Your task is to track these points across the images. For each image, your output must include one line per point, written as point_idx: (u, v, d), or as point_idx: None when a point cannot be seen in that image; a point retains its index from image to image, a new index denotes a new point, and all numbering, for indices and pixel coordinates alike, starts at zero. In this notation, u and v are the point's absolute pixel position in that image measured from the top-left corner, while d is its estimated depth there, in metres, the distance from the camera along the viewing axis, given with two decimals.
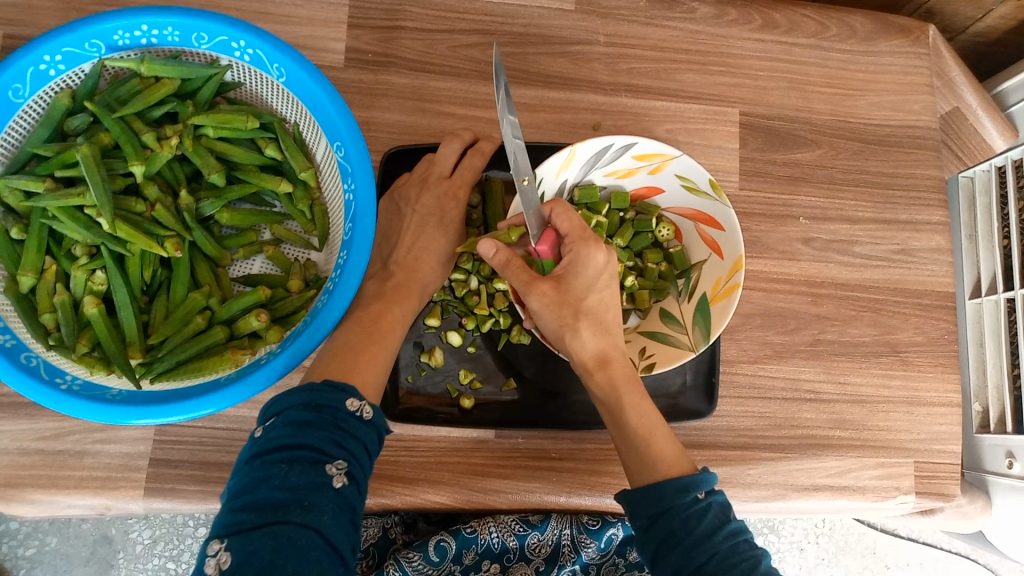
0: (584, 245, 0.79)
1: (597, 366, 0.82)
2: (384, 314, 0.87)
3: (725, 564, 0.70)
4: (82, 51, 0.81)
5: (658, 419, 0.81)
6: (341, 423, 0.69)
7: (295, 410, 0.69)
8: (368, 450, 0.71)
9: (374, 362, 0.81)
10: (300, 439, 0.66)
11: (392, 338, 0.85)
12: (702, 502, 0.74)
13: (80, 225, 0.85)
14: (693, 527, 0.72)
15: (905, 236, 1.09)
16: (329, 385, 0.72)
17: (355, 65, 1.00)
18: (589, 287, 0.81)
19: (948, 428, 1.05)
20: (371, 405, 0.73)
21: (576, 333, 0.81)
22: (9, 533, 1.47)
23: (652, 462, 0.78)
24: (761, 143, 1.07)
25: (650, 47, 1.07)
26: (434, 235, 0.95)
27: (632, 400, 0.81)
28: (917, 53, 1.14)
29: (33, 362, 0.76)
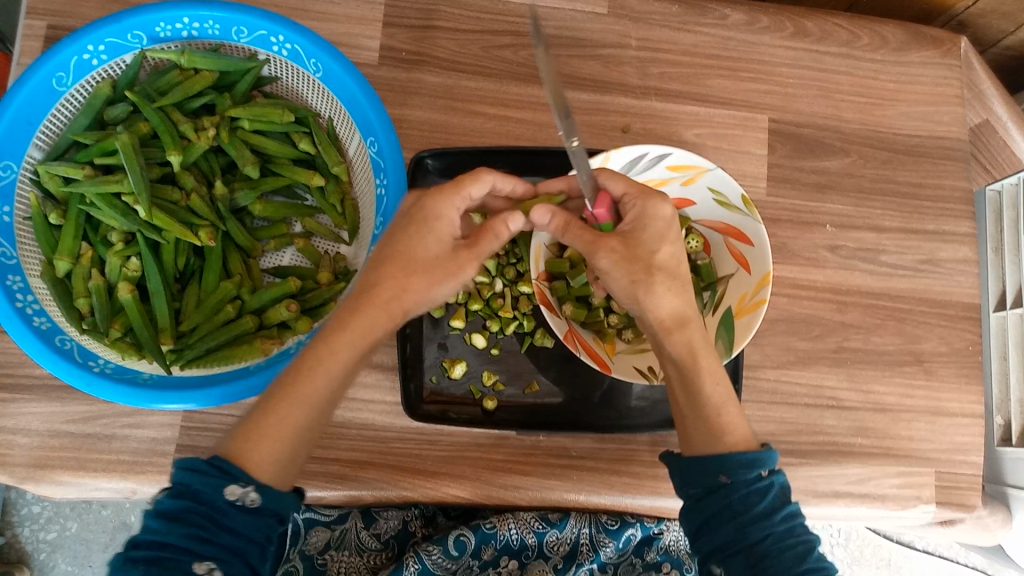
0: (648, 198, 0.77)
1: (677, 327, 0.76)
2: (310, 352, 0.71)
3: (779, 545, 0.70)
4: (124, 41, 0.83)
5: (729, 392, 0.78)
6: (215, 515, 0.65)
7: (169, 498, 0.65)
8: (252, 539, 0.66)
9: (282, 428, 0.70)
10: (162, 538, 0.63)
11: (317, 388, 0.71)
12: (766, 480, 0.73)
13: (117, 212, 0.87)
14: (752, 504, 0.71)
15: (932, 246, 1.09)
16: (213, 465, 0.66)
17: (389, 63, 1.02)
18: (660, 240, 0.76)
19: (972, 439, 1.04)
20: (260, 486, 0.67)
21: (655, 287, 0.75)
22: (32, 516, 1.51)
23: (718, 432, 0.76)
24: (789, 149, 1.07)
25: (681, 52, 1.07)
26: (412, 240, 0.74)
27: (708, 364, 0.77)
28: (948, 64, 1.14)
29: (67, 345, 0.77)
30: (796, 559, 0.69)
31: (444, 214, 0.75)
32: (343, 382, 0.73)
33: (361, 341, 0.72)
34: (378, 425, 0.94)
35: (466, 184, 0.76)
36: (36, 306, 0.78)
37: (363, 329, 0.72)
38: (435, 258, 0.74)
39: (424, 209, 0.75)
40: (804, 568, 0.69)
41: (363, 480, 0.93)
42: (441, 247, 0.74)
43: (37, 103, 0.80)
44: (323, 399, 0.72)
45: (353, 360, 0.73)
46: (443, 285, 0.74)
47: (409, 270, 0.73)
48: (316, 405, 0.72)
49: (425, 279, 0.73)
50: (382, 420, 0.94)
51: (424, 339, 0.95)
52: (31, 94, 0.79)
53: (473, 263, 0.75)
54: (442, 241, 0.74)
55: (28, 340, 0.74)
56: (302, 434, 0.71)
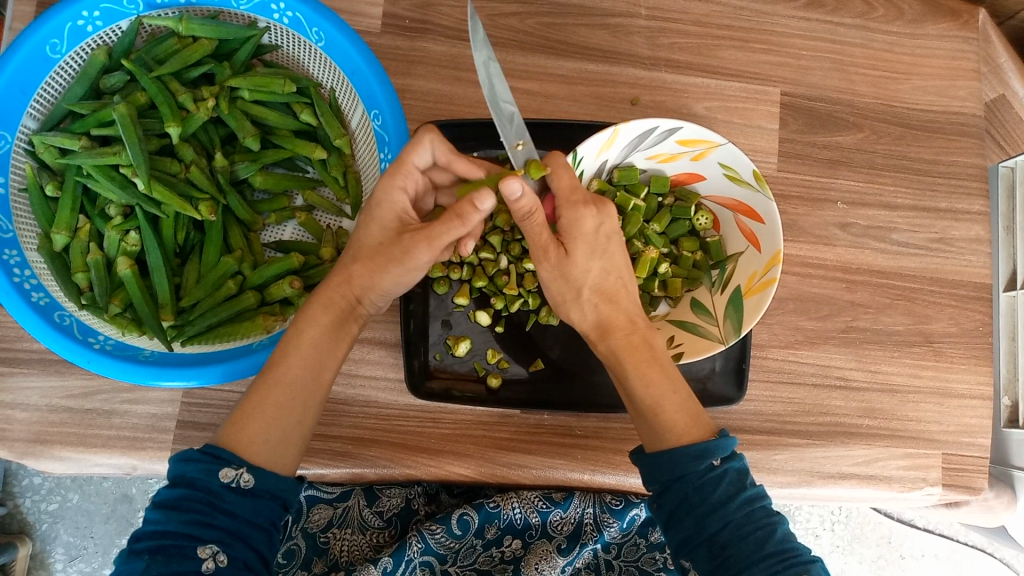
0: (570, 208, 0.75)
1: (600, 338, 0.77)
2: (284, 340, 0.74)
3: (739, 533, 0.68)
4: (120, 8, 0.81)
5: (670, 389, 0.74)
6: (212, 499, 0.66)
7: (164, 489, 0.67)
8: (252, 521, 0.67)
9: (263, 408, 0.71)
10: (162, 527, 0.65)
11: (297, 371, 0.73)
12: (718, 469, 0.70)
13: (115, 184, 0.85)
14: (707, 495, 0.69)
15: (944, 225, 1.07)
16: (205, 453, 0.67)
17: (392, 31, 0.99)
18: (589, 255, 0.75)
19: (979, 421, 1.03)
20: (253, 467, 0.68)
21: (578, 305, 0.77)
22: (33, 488, 1.51)
23: (659, 432, 0.73)
24: (802, 124, 1.05)
25: (693, 22, 1.05)
26: (361, 232, 0.77)
27: (636, 368, 0.75)
28: (965, 38, 1.11)
29: (66, 321, 0.76)
30: (757, 545, 0.68)
31: (388, 203, 0.75)
32: (326, 364, 0.75)
33: (327, 323, 0.75)
34: (380, 402, 0.94)
35: (409, 156, 0.75)
36: (34, 281, 0.76)
37: (329, 311, 0.75)
38: (380, 245, 0.75)
39: (372, 196, 0.76)
40: (767, 552, 0.68)
41: (365, 458, 0.92)
42: (388, 233, 0.75)
43: (31, 71, 0.78)
44: (307, 381, 0.73)
45: (326, 340, 0.75)
46: (393, 271, 0.74)
47: (356, 259, 0.76)
48: (297, 387, 0.73)
49: (377, 266, 0.74)
50: (384, 397, 0.94)
51: (428, 315, 0.94)
52: (26, 59, 0.76)
53: (421, 246, 0.73)
54: (387, 229, 0.75)
55: (27, 316, 0.73)
56: (294, 415, 0.73)
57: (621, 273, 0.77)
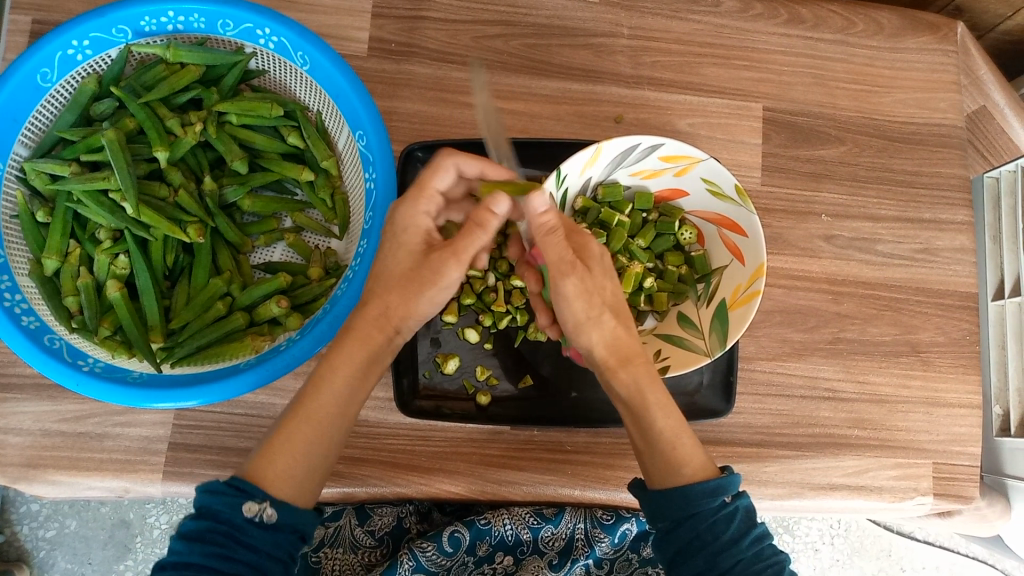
0: (580, 235, 0.78)
1: (620, 364, 0.76)
2: (316, 374, 0.75)
3: (749, 571, 0.70)
4: (108, 36, 0.82)
5: (682, 423, 0.76)
6: (235, 531, 0.66)
7: (188, 522, 0.67)
8: (272, 555, 0.67)
9: (292, 446, 0.72)
10: (187, 559, 0.65)
11: (327, 409, 0.74)
12: (730, 506, 0.72)
13: (104, 209, 0.86)
14: (720, 532, 0.71)
15: (928, 235, 1.08)
16: (230, 485, 0.68)
17: (378, 54, 1.01)
18: (604, 274, 0.76)
19: (968, 429, 1.03)
20: (276, 502, 0.69)
21: (599, 326, 0.75)
22: (30, 514, 1.51)
23: (676, 466, 0.74)
24: (784, 139, 1.06)
25: (674, 40, 1.06)
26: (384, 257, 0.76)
27: (657, 399, 0.75)
28: (944, 50, 1.13)
29: (56, 344, 0.77)
30: None
31: (412, 225, 0.76)
32: (354, 401, 0.77)
33: (361, 359, 0.75)
34: (371, 421, 0.94)
35: (429, 181, 0.77)
36: (25, 305, 0.77)
37: (362, 346, 0.75)
38: (409, 270, 0.75)
39: (395, 222, 0.77)
40: None
41: (356, 477, 0.93)
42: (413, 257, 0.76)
43: (21, 100, 0.79)
44: (336, 417, 0.75)
45: (354, 379, 0.76)
46: (424, 295, 0.76)
47: (386, 287, 0.75)
48: (325, 425, 0.74)
49: (403, 293, 0.75)
50: (374, 416, 0.94)
51: (417, 333, 0.94)
52: (16, 89, 0.78)
53: (449, 263, 0.74)
54: (414, 253, 0.76)
55: (16, 340, 0.74)
56: (319, 453, 0.74)
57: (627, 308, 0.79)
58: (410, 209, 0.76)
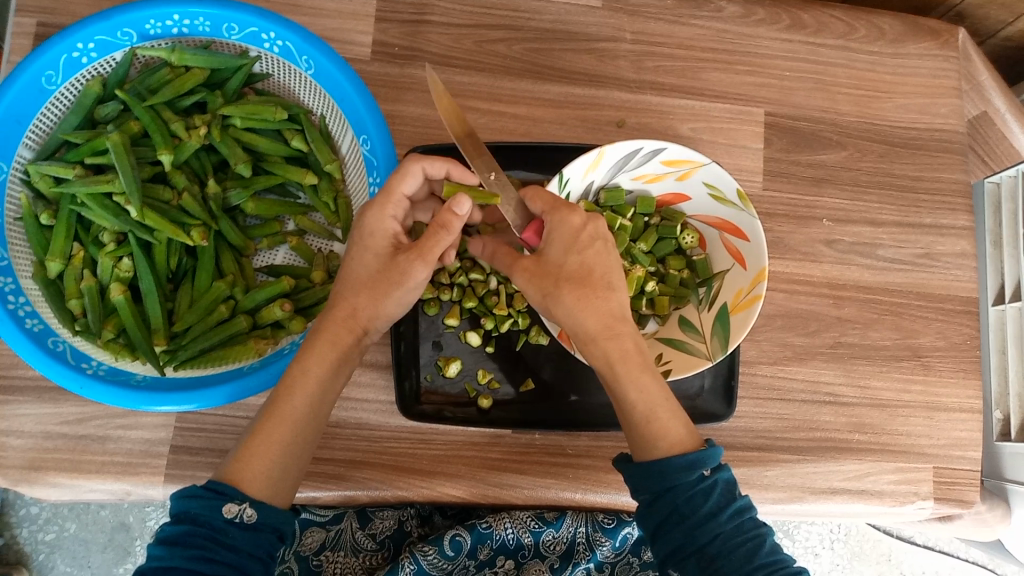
0: (557, 212, 0.75)
1: (596, 339, 0.74)
2: (287, 375, 0.75)
3: (728, 546, 0.69)
4: (114, 39, 0.82)
5: (663, 396, 0.74)
6: (214, 534, 0.67)
7: (166, 528, 0.68)
8: (253, 555, 0.68)
9: (269, 445, 0.72)
10: (168, 563, 0.65)
11: (301, 408, 0.74)
12: (708, 480, 0.71)
13: (108, 212, 0.86)
14: (697, 507, 0.70)
15: (929, 240, 1.08)
16: (208, 488, 0.68)
17: (381, 58, 1.01)
18: (567, 250, 0.75)
19: (969, 434, 1.04)
20: (255, 504, 0.69)
21: (570, 298, 0.73)
22: (30, 517, 1.51)
23: (652, 441, 0.73)
24: (786, 143, 1.06)
25: (677, 45, 1.07)
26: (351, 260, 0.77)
27: (628, 373, 0.73)
28: (945, 56, 1.13)
29: (60, 347, 0.77)
30: (746, 558, 0.69)
31: (378, 228, 0.76)
32: (329, 396, 0.76)
33: (332, 359, 0.75)
34: (372, 424, 0.94)
35: (393, 184, 0.76)
36: (28, 307, 0.77)
37: (333, 347, 0.75)
38: (375, 273, 0.75)
39: (363, 225, 0.77)
40: (755, 564, 0.69)
41: (358, 480, 0.93)
42: (380, 260, 0.76)
43: (26, 103, 0.79)
44: (310, 415, 0.75)
45: (329, 378, 0.76)
46: (393, 295, 0.75)
47: (353, 289, 0.75)
48: (301, 422, 0.74)
49: (371, 293, 0.75)
50: (376, 419, 0.94)
51: (419, 336, 0.95)
52: (21, 91, 0.78)
53: (414, 262, 0.74)
54: (381, 255, 0.76)
55: (21, 343, 0.74)
56: (296, 451, 0.74)
57: (608, 277, 0.75)
58: (378, 215, 0.76)
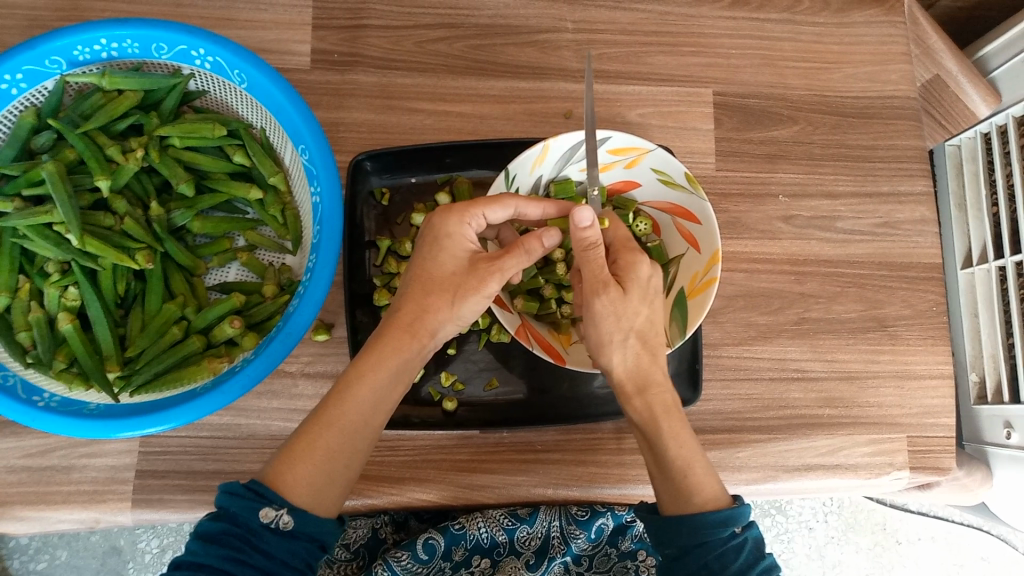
0: (631, 253, 0.80)
1: (637, 390, 0.80)
2: (342, 379, 0.74)
3: None
4: (42, 68, 0.81)
5: (698, 453, 0.79)
6: (251, 537, 0.65)
7: (206, 521, 0.67)
8: (286, 563, 0.66)
9: (313, 451, 0.71)
10: (200, 559, 0.64)
11: (351, 416, 0.73)
12: (739, 537, 0.75)
13: (50, 242, 0.85)
14: (730, 562, 0.73)
15: (888, 209, 1.08)
16: (249, 488, 0.67)
17: (321, 66, 1.00)
18: (642, 299, 0.79)
19: (941, 401, 1.03)
20: (295, 510, 0.68)
21: (621, 350, 0.79)
22: (20, 548, 1.50)
23: (687, 493, 0.77)
24: (736, 122, 1.05)
25: (620, 31, 1.06)
26: (428, 261, 0.78)
27: (670, 428, 0.79)
28: (893, 22, 1.12)
29: (10, 381, 0.77)
30: None
31: (456, 235, 0.78)
32: (380, 407, 0.75)
33: (392, 366, 0.75)
34: None
35: (482, 201, 0.78)
36: None
37: (395, 357, 0.75)
38: (452, 277, 0.78)
39: (437, 231, 0.78)
40: None
41: None
42: (458, 264, 0.78)
43: None
44: (359, 424, 0.73)
45: (386, 384, 0.75)
46: (464, 305, 0.77)
47: (426, 291, 0.77)
48: (348, 431, 0.73)
49: (439, 299, 0.77)
50: None
51: None
52: None
53: (493, 278, 0.77)
54: (459, 265, 0.78)
55: None
56: (342, 459, 0.72)
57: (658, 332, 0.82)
58: (453, 224, 0.77)
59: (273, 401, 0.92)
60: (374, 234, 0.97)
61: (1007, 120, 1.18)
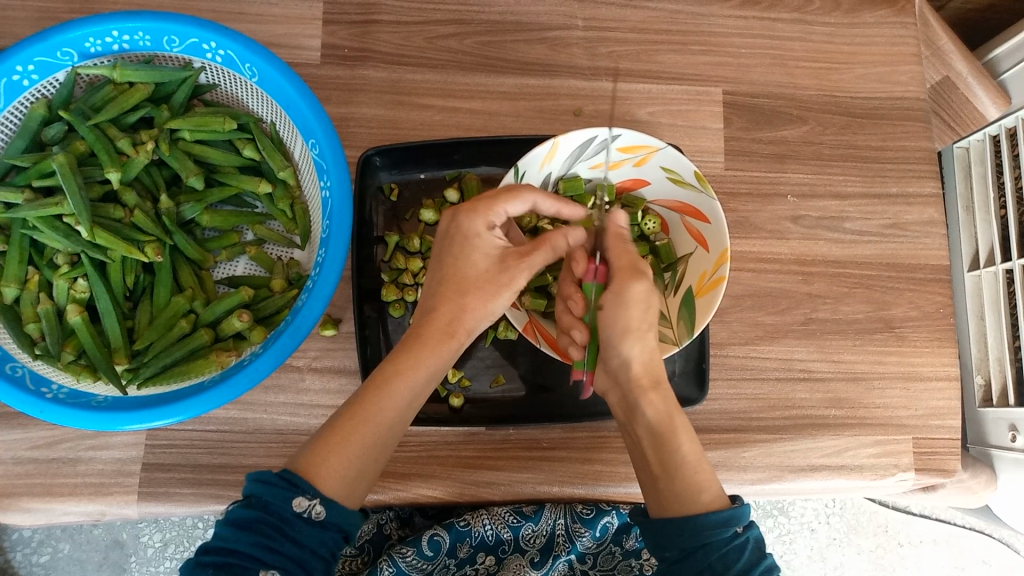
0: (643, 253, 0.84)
1: (652, 384, 0.81)
2: (377, 377, 0.75)
3: None
4: (54, 59, 0.82)
5: (703, 457, 0.80)
6: (283, 525, 0.66)
7: (239, 507, 0.67)
8: (316, 552, 0.67)
9: (349, 443, 0.71)
10: (232, 545, 0.65)
11: (386, 413, 0.73)
12: (741, 537, 0.75)
13: (59, 234, 0.85)
14: (731, 562, 0.73)
15: (897, 210, 1.07)
16: (282, 477, 0.67)
17: (331, 61, 1.00)
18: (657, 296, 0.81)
19: (947, 403, 1.03)
20: (327, 500, 0.68)
21: (642, 341, 0.80)
22: (23, 540, 1.50)
23: (694, 492, 0.77)
24: (746, 121, 1.05)
25: (630, 29, 1.06)
26: (459, 261, 0.79)
27: (682, 425, 0.81)
28: (903, 23, 1.12)
29: (18, 372, 0.76)
30: None
31: (482, 233, 0.79)
32: (411, 408, 0.76)
33: (428, 368, 0.76)
34: None
35: (501, 198, 0.78)
36: None
37: (432, 358, 0.77)
38: (483, 275, 0.79)
39: (463, 231, 0.79)
40: None
41: None
42: (489, 262, 0.79)
43: None
44: (392, 423, 0.74)
45: (418, 385, 0.76)
46: (498, 301, 0.79)
47: (462, 291, 0.78)
48: (383, 428, 0.73)
49: (478, 297, 0.78)
50: None
51: (385, 339, 0.94)
52: None
53: (523, 274, 0.79)
54: (490, 260, 0.79)
55: None
56: (372, 455, 0.73)
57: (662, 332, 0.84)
58: (477, 220, 0.79)
59: (279, 395, 0.92)
60: (383, 230, 0.97)
61: (1016, 123, 1.17)
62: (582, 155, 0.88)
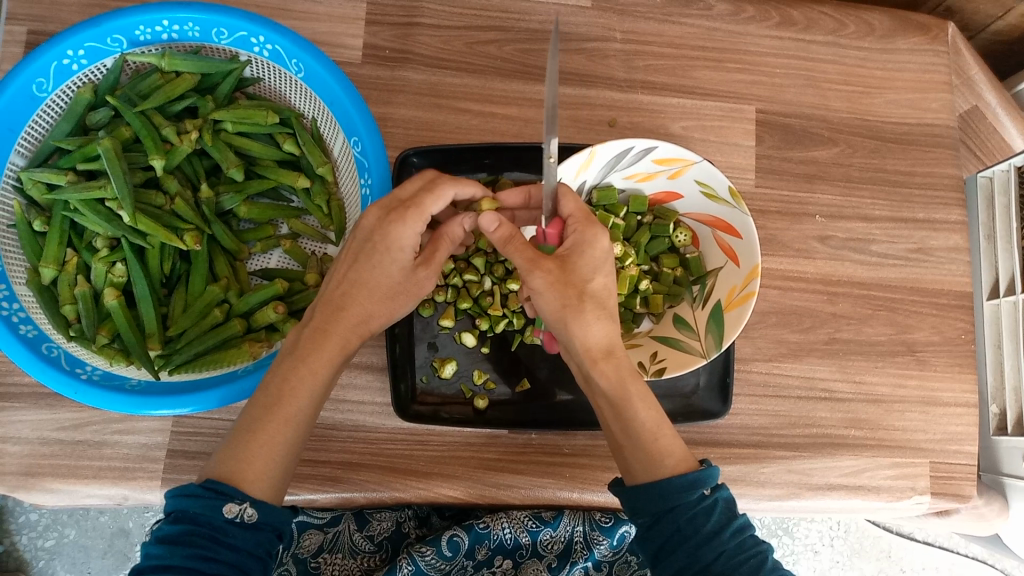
0: (588, 226, 0.77)
1: (603, 357, 0.77)
2: (283, 374, 0.73)
3: (731, 563, 0.70)
4: (104, 45, 0.82)
5: (664, 418, 0.78)
6: (217, 535, 0.65)
7: (164, 526, 0.66)
8: (253, 555, 0.67)
9: (272, 446, 0.71)
10: (166, 561, 0.64)
11: (301, 406, 0.73)
12: (709, 499, 0.73)
13: (102, 217, 0.86)
14: (700, 525, 0.71)
15: (922, 235, 1.08)
16: (207, 488, 0.66)
17: (372, 61, 1.01)
18: (595, 268, 0.77)
19: (965, 428, 1.04)
20: (257, 503, 0.68)
21: (584, 316, 0.76)
22: (30, 524, 1.50)
23: (656, 458, 0.75)
24: (777, 140, 1.06)
25: (666, 44, 1.07)
26: (376, 267, 0.76)
27: (637, 390, 0.78)
28: (936, 51, 1.14)
29: (54, 352, 0.77)
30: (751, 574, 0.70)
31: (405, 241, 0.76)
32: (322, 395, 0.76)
33: (335, 360, 0.76)
34: (369, 426, 0.94)
35: (427, 203, 0.77)
36: (22, 314, 0.77)
37: (338, 347, 0.76)
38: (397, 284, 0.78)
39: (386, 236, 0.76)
40: None
41: (354, 481, 0.93)
42: (403, 272, 0.78)
43: (17, 111, 0.80)
44: (306, 416, 0.74)
45: (331, 375, 0.76)
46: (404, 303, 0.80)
47: (372, 296, 0.77)
48: (302, 422, 0.74)
49: (387, 305, 0.78)
50: (371, 421, 0.94)
51: (414, 338, 0.95)
52: (12, 98, 0.78)
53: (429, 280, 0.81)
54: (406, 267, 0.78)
55: (15, 348, 0.74)
56: (293, 449, 0.73)
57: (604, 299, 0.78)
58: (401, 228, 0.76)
59: None
60: None
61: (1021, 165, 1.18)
62: (616, 166, 0.88)
